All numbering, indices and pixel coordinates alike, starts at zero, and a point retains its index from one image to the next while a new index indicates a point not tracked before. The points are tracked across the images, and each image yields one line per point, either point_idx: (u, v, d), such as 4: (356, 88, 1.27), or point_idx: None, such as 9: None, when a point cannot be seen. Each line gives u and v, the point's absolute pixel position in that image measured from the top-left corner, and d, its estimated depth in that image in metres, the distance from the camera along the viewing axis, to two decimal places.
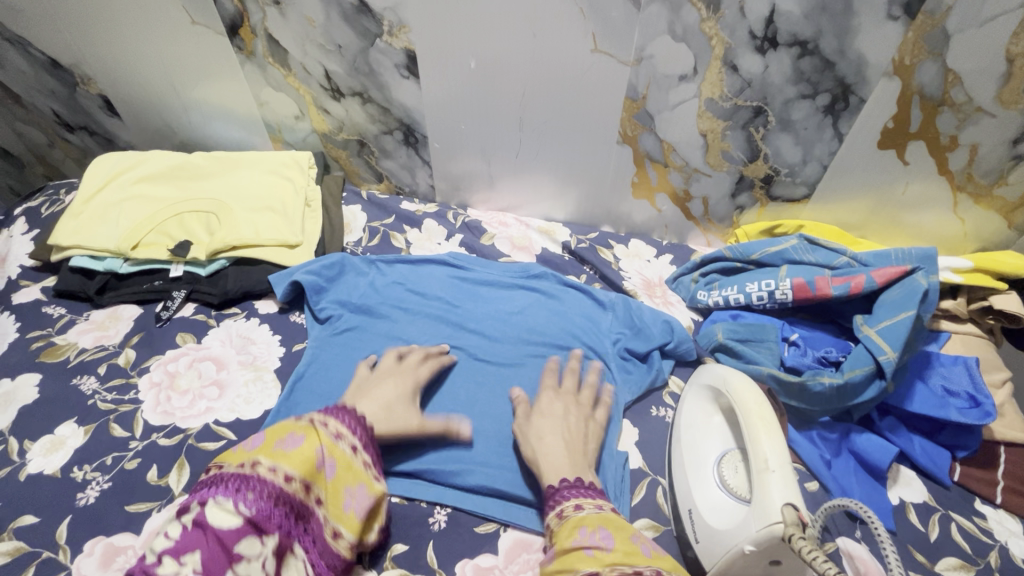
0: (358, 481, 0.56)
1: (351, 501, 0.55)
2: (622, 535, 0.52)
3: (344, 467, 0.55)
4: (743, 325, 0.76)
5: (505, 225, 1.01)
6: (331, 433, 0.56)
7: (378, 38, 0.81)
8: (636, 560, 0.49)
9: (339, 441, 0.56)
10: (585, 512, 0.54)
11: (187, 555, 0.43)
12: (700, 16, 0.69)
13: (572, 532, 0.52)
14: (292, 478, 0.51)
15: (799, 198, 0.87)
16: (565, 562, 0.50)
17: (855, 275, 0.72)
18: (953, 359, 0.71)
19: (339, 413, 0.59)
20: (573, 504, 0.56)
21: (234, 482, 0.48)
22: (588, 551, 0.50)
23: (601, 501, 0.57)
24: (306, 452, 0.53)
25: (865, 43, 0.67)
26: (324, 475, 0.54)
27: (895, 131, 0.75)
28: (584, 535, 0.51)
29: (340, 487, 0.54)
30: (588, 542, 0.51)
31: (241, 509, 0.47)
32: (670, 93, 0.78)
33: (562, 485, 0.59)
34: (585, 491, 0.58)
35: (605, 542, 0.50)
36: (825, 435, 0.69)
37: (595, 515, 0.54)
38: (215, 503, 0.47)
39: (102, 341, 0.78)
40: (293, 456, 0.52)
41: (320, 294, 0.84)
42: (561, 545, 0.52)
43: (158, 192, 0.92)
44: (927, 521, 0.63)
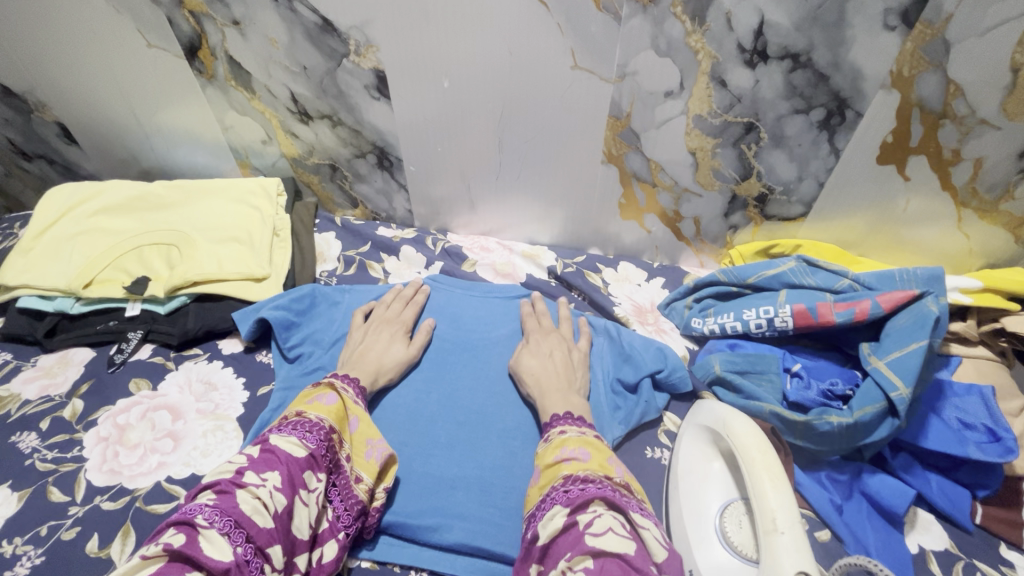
0: (379, 435, 0.62)
1: (372, 451, 0.60)
2: (600, 454, 0.56)
3: (367, 422, 0.62)
4: (741, 355, 0.71)
5: (487, 251, 0.95)
6: (354, 397, 0.64)
7: (345, 59, 0.76)
8: (608, 470, 0.53)
9: (360, 405, 0.64)
10: (568, 435, 0.59)
11: (268, 473, 0.49)
12: (684, 29, 0.65)
13: (555, 449, 0.58)
14: (331, 426, 0.57)
15: (795, 216, 0.82)
16: (548, 472, 0.55)
17: (859, 300, 0.66)
18: (967, 389, 0.66)
19: (354, 387, 0.66)
20: (559, 429, 0.61)
21: (289, 425, 0.55)
22: (567, 462, 0.55)
23: (587, 429, 0.61)
24: (340, 408, 0.60)
25: (861, 54, 0.63)
26: (349, 428, 0.61)
27: (894, 145, 0.70)
28: (564, 451, 0.56)
29: (363, 439, 0.61)
30: (568, 455, 0.56)
31: (307, 442, 0.53)
32: (656, 111, 0.73)
33: (553, 418, 0.64)
34: (571, 420, 0.62)
35: (582, 456, 0.55)
36: (834, 477, 0.63)
37: (577, 437, 0.59)
38: (280, 437, 0.53)
39: (48, 391, 0.72)
40: (331, 409, 0.59)
41: (290, 330, 0.77)
42: (545, 462, 0.57)
43: (116, 225, 0.86)
44: (951, 571, 0.57)
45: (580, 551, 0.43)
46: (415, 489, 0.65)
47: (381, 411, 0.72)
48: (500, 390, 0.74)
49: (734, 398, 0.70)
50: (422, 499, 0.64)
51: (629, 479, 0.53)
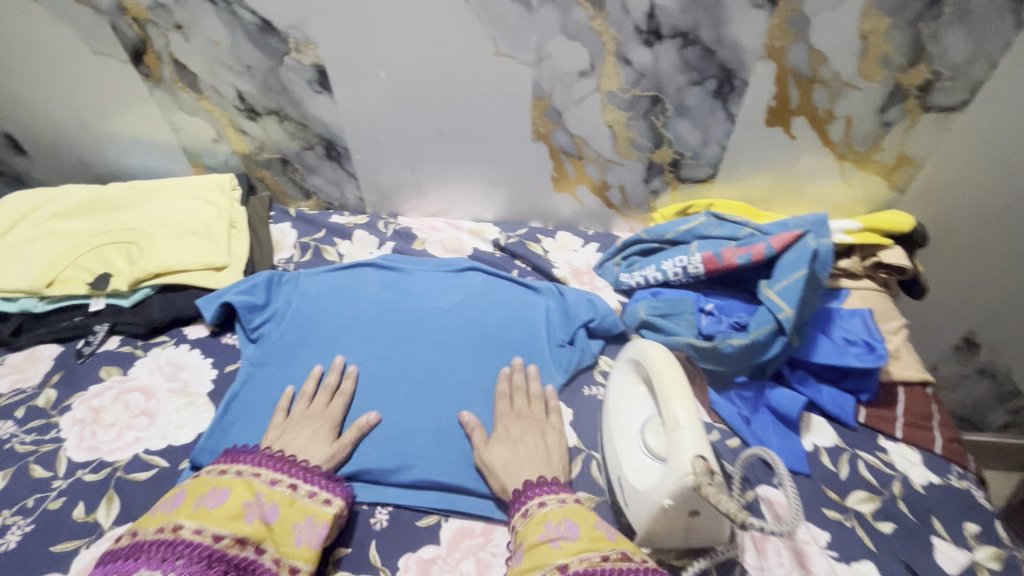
0: (305, 514, 0.59)
1: (301, 535, 0.57)
2: (586, 522, 0.55)
3: (286, 505, 0.58)
4: (662, 301, 0.81)
5: (436, 230, 1.02)
6: (267, 480, 0.60)
7: (286, 56, 0.82)
8: (601, 543, 0.53)
9: (274, 484, 0.60)
10: (548, 508, 0.58)
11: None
12: (588, 14, 0.74)
13: (538, 527, 0.56)
14: (216, 537, 0.53)
15: (706, 178, 0.92)
16: (536, 556, 0.53)
17: (755, 244, 0.77)
18: (851, 313, 0.78)
19: (303, 472, 0.62)
20: (537, 501, 0.59)
21: (161, 548, 0.50)
22: (556, 543, 0.53)
23: (565, 494, 0.60)
24: (230, 505, 0.56)
25: (738, 31, 0.73)
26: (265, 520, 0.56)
27: (778, 109, 0.81)
28: (550, 528, 0.55)
29: (288, 525, 0.57)
30: (555, 534, 0.54)
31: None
32: (573, 89, 0.82)
33: (525, 486, 0.62)
34: (549, 487, 0.61)
35: (570, 531, 0.54)
36: (742, 394, 0.73)
37: (558, 508, 0.58)
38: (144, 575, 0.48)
39: (19, 384, 0.76)
40: (217, 512, 0.55)
41: (254, 312, 0.83)
42: (528, 541, 0.55)
43: (73, 227, 0.90)
44: (838, 461, 0.68)
45: None
46: (376, 441, 0.71)
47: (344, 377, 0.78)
48: (453, 351, 0.81)
49: (656, 337, 0.79)
50: (383, 445, 0.70)
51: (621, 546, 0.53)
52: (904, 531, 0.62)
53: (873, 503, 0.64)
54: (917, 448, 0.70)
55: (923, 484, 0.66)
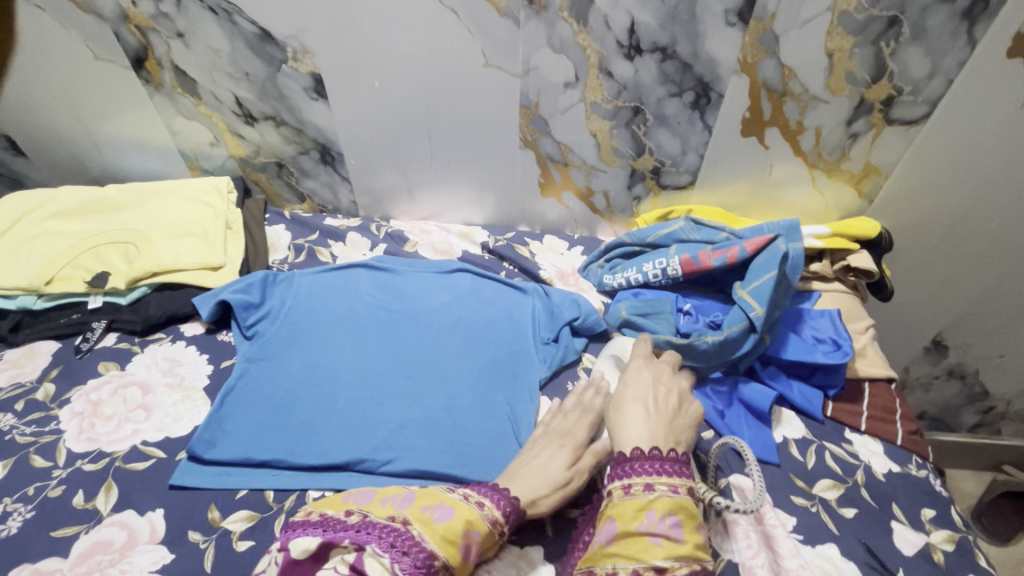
0: (439, 499, 0.57)
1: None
2: (689, 525, 0.53)
3: (419, 493, 0.58)
4: (642, 301, 0.85)
5: (427, 233, 1.06)
6: (461, 496, 0.58)
7: (284, 64, 0.85)
8: (701, 554, 0.51)
9: (451, 493, 0.58)
10: (656, 494, 0.54)
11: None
12: (572, 29, 0.78)
13: (639, 514, 0.53)
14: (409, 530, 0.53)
15: (685, 185, 0.97)
16: (629, 547, 0.52)
17: (730, 247, 0.81)
18: (820, 313, 0.83)
19: (493, 495, 0.59)
20: (641, 482, 0.55)
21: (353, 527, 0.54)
22: (657, 540, 0.51)
23: (682, 480, 0.55)
24: (454, 527, 0.54)
25: (713, 46, 0.78)
26: (439, 515, 0.55)
27: (752, 120, 0.86)
28: (652, 520, 0.52)
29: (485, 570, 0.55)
30: (656, 529, 0.52)
31: (396, 569, 0.50)
32: (559, 99, 0.86)
33: (642, 455, 0.57)
34: (659, 467, 0.56)
35: (674, 532, 0.52)
36: (717, 388, 0.77)
37: (669, 498, 0.53)
38: (373, 554, 0.51)
39: (18, 378, 0.78)
40: (440, 526, 0.54)
41: (249, 310, 0.85)
42: (626, 526, 0.53)
43: (72, 227, 0.92)
44: (805, 451, 0.72)
45: None
46: (367, 433, 0.74)
47: (337, 373, 0.80)
48: (442, 349, 0.84)
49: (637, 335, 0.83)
50: (374, 437, 0.73)
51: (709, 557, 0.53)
52: (867, 516, 0.66)
53: (838, 490, 0.68)
54: (880, 440, 0.74)
55: (884, 472, 0.70)
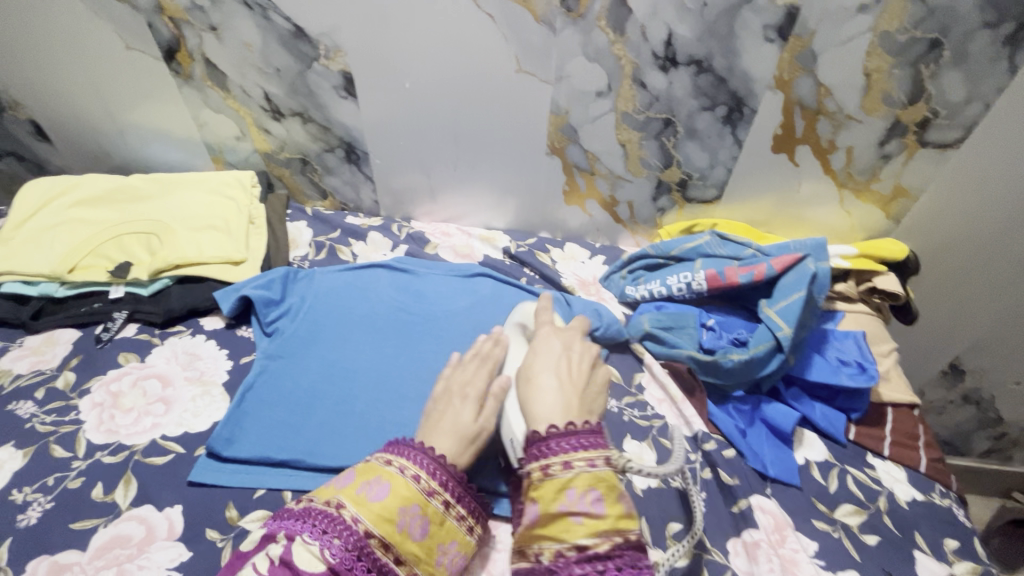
0: (376, 475, 0.58)
1: (444, 558, 0.57)
2: (610, 498, 0.54)
3: (361, 468, 0.59)
4: (666, 314, 0.84)
5: (448, 236, 1.06)
6: (399, 470, 0.58)
7: (315, 62, 0.85)
8: (625, 525, 0.52)
9: (389, 466, 0.59)
10: (574, 472, 0.55)
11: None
12: (608, 39, 0.77)
13: (559, 494, 0.54)
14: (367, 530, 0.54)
15: (711, 199, 0.96)
16: (552, 524, 0.53)
17: (757, 264, 0.81)
18: (845, 334, 0.82)
19: (408, 452, 0.61)
20: (561, 461, 0.55)
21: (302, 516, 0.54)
22: (578, 518, 0.52)
23: (600, 454, 0.56)
24: (388, 505, 0.55)
25: (749, 62, 0.77)
26: (376, 496, 0.56)
27: (784, 137, 0.85)
28: (573, 500, 0.53)
29: (436, 545, 0.57)
30: (579, 509, 0.53)
31: (326, 555, 0.51)
32: (590, 108, 0.86)
33: (562, 431, 0.58)
34: (568, 440, 0.57)
35: (595, 507, 0.53)
36: (739, 407, 0.76)
37: (586, 474, 0.54)
38: (303, 543, 0.52)
39: (38, 366, 0.78)
40: (374, 507, 0.55)
41: (270, 307, 0.85)
42: (547, 508, 0.54)
43: (95, 215, 0.92)
44: (828, 475, 0.71)
45: None
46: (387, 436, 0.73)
47: (356, 374, 0.80)
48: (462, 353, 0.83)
49: (659, 348, 0.82)
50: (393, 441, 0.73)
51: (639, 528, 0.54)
52: (888, 544, 0.65)
53: (860, 516, 0.67)
54: (902, 466, 0.73)
55: (907, 500, 0.69)
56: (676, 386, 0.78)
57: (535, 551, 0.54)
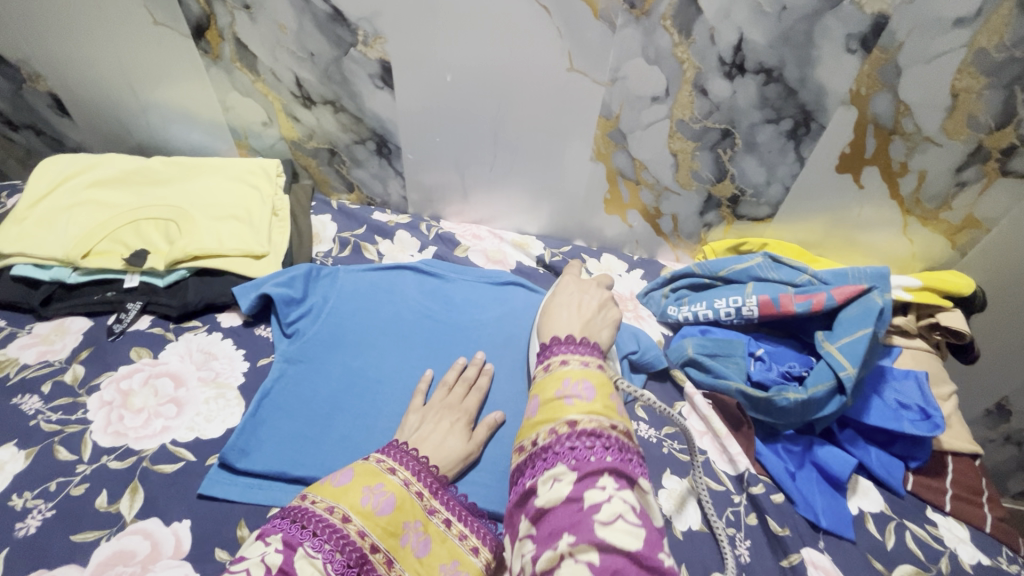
0: (377, 481, 0.55)
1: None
2: (603, 389, 0.51)
3: (362, 470, 0.56)
4: (711, 340, 0.78)
5: (479, 239, 1.00)
6: (402, 481, 0.56)
7: (352, 48, 0.80)
8: (614, 414, 0.49)
9: (393, 475, 0.57)
10: (570, 366, 0.54)
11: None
12: (672, 40, 0.71)
13: (556, 383, 0.52)
14: (372, 544, 0.51)
15: (762, 217, 0.90)
16: (547, 410, 0.50)
17: (816, 293, 0.75)
18: (905, 374, 0.76)
19: (401, 456, 0.59)
20: (561, 358, 0.56)
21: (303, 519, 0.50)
22: (570, 400, 0.50)
23: (596, 359, 0.56)
24: (395, 519, 0.53)
25: (825, 73, 0.71)
26: (381, 509, 0.53)
27: (851, 156, 0.79)
28: (567, 385, 0.51)
29: (435, 564, 0.54)
30: (570, 393, 0.50)
31: (329, 570, 0.47)
32: (643, 113, 0.80)
33: (561, 342, 0.59)
34: (573, 347, 0.58)
35: (586, 394, 0.50)
36: (789, 448, 0.71)
37: (580, 369, 0.54)
38: (306, 555, 0.47)
39: (46, 357, 0.74)
40: (381, 521, 0.52)
41: (291, 306, 0.80)
42: (545, 395, 0.52)
43: (112, 198, 0.87)
44: (884, 529, 0.66)
45: (585, 542, 0.39)
46: None
47: (379, 384, 0.75)
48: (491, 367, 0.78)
49: (703, 377, 0.77)
50: None
51: (632, 426, 0.49)
52: None
53: None
54: (966, 524, 0.67)
55: (972, 563, 0.64)
56: (721, 421, 0.73)
57: (529, 441, 0.49)
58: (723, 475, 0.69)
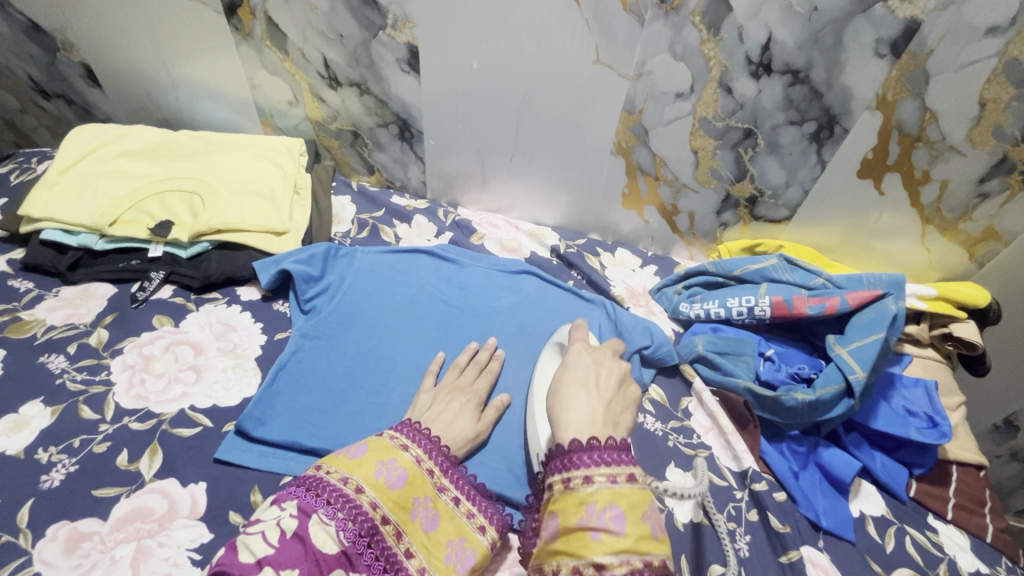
0: (390, 455, 0.56)
1: (451, 555, 0.55)
2: (635, 513, 0.45)
3: (375, 445, 0.57)
4: (722, 338, 0.79)
5: (495, 227, 1.01)
6: (414, 458, 0.58)
7: (382, 31, 0.81)
8: (648, 547, 0.44)
9: (405, 452, 0.58)
10: (595, 486, 0.47)
11: (285, 571, 0.45)
12: (700, 37, 0.71)
13: (579, 509, 0.46)
14: (383, 516, 0.52)
15: (779, 219, 0.90)
16: (568, 543, 0.45)
17: (829, 296, 0.75)
18: (914, 382, 0.75)
19: (413, 435, 0.60)
20: (583, 474, 0.48)
21: (316, 491, 0.51)
22: (597, 535, 0.44)
23: (626, 468, 0.48)
24: (405, 494, 0.54)
25: (852, 77, 0.70)
26: (393, 484, 0.54)
27: (873, 162, 0.79)
28: (592, 514, 0.45)
29: (442, 540, 0.55)
30: (597, 523, 0.44)
31: (341, 538, 0.49)
32: (666, 109, 0.80)
33: (577, 446, 0.50)
34: (597, 456, 0.49)
35: (615, 525, 0.44)
36: (794, 448, 0.72)
37: (608, 490, 0.46)
38: (319, 522, 0.49)
39: (72, 319, 0.76)
40: (393, 494, 0.54)
41: (309, 283, 0.82)
42: (565, 522, 0.46)
43: (140, 168, 0.89)
44: (884, 533, 0.66)
45: None
46: None
47: (392, 364, 0.77)
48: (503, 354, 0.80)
49: (712, 374, 0.77)
50: None
51: (666, 551, 0.45)
52: None
53: None
54: (966, 533, 0.68)
55: (970, 571, 0.64)
56: (727, 418, 0.73)
57: (551, 570, 0.45)
58: (726, 470, 0.70)
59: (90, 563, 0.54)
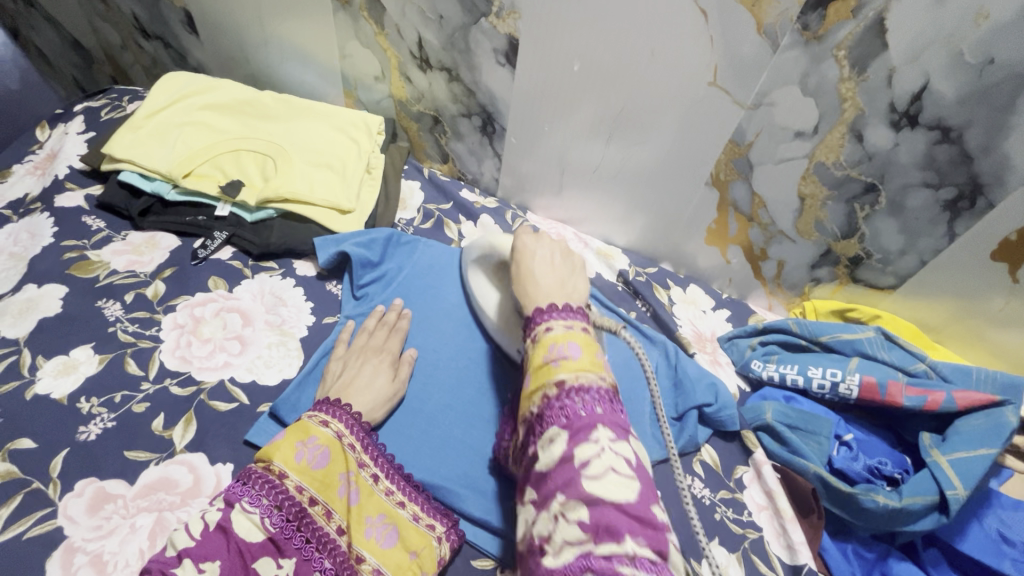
0: (309, 434, 0.56)
1: (371, 531, 0.55)
2: (590, 348, 0.48)
3: (293, 425, 0.57)
4: (796, 411, 0.71)
5: (563, 239, 0.95)
6: (335, 433, 0.58)
7: (484, 18, 0.76)
8: (602, 370, 0.47)
9: (326, 428, 0.58)
10: (554, 331, 0.49)
11: (207, 563, 0.47)
12: (840, 74, 0.63)
13: (543, 347, 0.49)
14: (309, 497, 0.53)
15: (882, 286, 0.80)
16: (536, 376, 0.47)
17: (933, 390, 0.67)
18: (1016, 504, 0.64)
19: (334, 410, 0.60)
20: (545, 325, 0.51)
21: (242, 482, 0.52)
22: (556, 363, 0.47)
23: (582, 321, 0.51)
24: (330, 472, 0.55)
25: (1016, 145, 0.59)
26: (316, 465, 0.55)
27: (1016, 245, 0.66)
28: (552, 349, 0.48)
29: (363, 515, 0.56)
30: (557, 354, 0.47)
31: (267, 524, 0.50)
32: (780, 147, 0.72)
33: (548, 310, 0.52)
34: (566, 313, 0.51)
35: (572, 352, 0.47)
36: (860, 552, 0.64)
37: (564, 332, 0.49)
38: (242, 511, 0.50)
39: (134, 267, 0.76)
40: (317, 474, 0.54)
41: (365, 269, 0.79)
42: (533, 363, 0.49)
43: (220, 123, 0.88)
44: None
45: (574, 497, 0.40)
46: (452, 452, 0.66)
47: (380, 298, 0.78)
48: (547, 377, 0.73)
49: (777, 449, 0.70)
50: (453, 464, 0.65)
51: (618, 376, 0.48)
52: None
53: None
54: None
55: None
56: (787, 501, 0.66)
57: (528, 412, 0.48)
58: (775, 559, 0.63)
59: (109, 527, 0.53)
